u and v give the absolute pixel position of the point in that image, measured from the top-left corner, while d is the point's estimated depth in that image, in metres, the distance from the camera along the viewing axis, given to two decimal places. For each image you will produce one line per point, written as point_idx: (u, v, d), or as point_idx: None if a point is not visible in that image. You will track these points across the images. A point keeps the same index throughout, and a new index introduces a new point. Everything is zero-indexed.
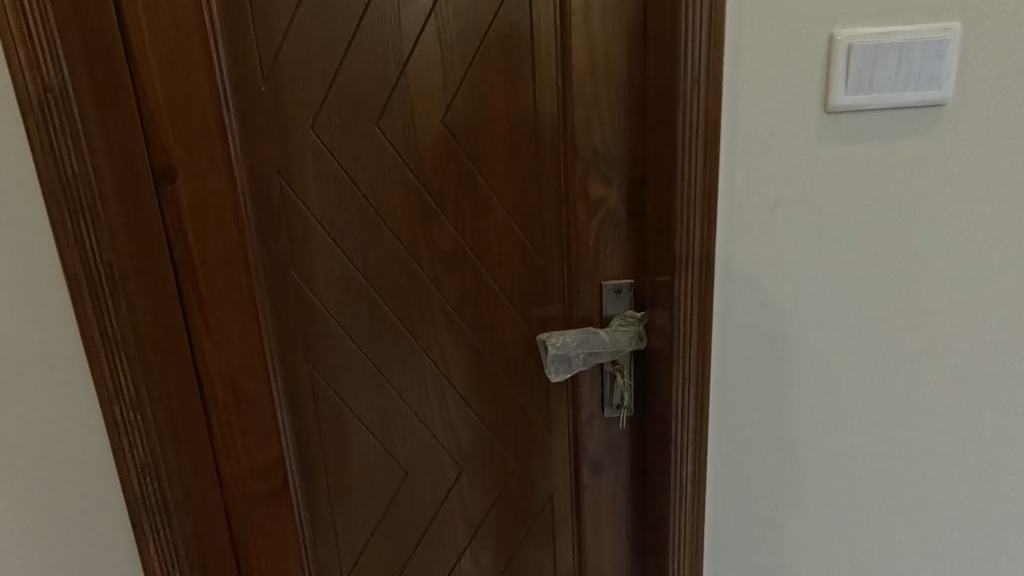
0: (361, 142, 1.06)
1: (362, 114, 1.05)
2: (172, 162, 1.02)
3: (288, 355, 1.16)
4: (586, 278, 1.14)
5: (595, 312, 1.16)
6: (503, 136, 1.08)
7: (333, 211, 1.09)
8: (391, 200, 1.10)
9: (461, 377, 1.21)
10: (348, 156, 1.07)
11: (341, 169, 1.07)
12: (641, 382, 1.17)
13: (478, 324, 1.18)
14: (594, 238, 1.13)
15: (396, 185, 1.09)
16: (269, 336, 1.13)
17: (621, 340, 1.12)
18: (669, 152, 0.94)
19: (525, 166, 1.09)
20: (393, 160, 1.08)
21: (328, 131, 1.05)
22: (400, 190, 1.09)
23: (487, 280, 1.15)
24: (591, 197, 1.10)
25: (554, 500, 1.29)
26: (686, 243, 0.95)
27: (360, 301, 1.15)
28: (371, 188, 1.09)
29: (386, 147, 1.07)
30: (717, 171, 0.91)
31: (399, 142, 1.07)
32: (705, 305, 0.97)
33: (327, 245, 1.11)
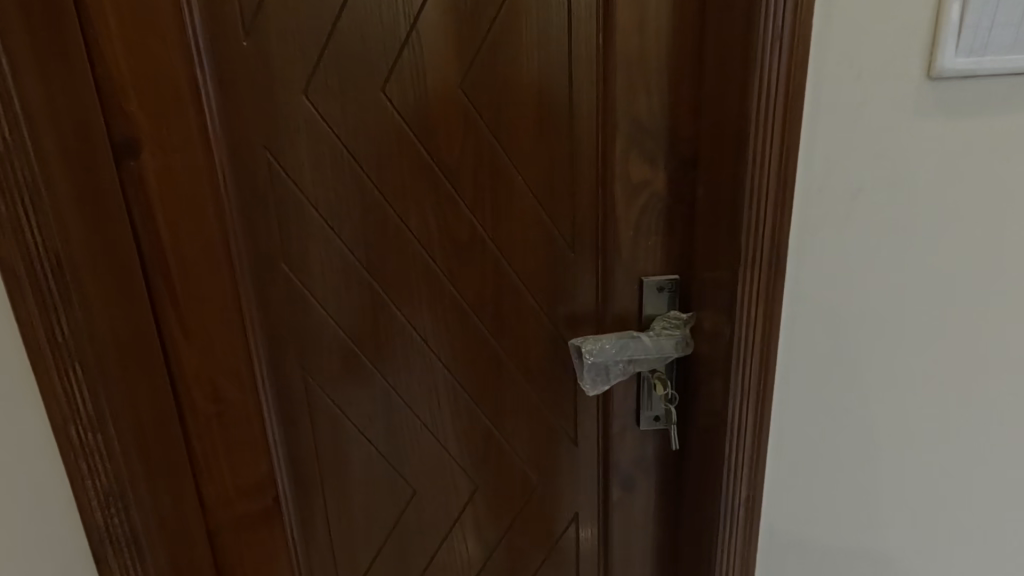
0: (363, 112, 0.89)
1: (364, 78, 0.88)
2: (136, 132, 0.85)
3: (278, 361, 1.00)
4: (624, 273, 0.99)
5: (632, 312, 1.02)
6: (531, 106, 0.92)
7: (330, 193, 0.93)
8: (398, 180, 0.93)
9: (477, 384, 1.06)
10: (348, 128, 0.90)
11: (339, 144, 0.91)
12: (685, 391, 1.03)
13: (497, 324, 1.03)
14: (635, 228, 0.97)
15: (404, 164, 0.93)
16: (256, 339, 0.97)
17: (667, 347, 0.98)
18: (735, 127, 0.79)
19: (556, 142, 0.93)
20: (400, 133, 0.91)
21: (323, 97, 0.88)
22: (408, 170, 0.93)
23: (508, 275, 1.00)
24: (633, 178, 0.94)
25: (579, 519, 1.16)
26: (754, 236, 0.80)
27: (362, 299, 0.99)
28: (376, 166, 0.92)
29: (394, 118, 0.90)
30: (796, 148, 0.77)
31: (407, 112, 0.90)
32: (770, 308, 0.83)
33: (323, 234, 0.95)
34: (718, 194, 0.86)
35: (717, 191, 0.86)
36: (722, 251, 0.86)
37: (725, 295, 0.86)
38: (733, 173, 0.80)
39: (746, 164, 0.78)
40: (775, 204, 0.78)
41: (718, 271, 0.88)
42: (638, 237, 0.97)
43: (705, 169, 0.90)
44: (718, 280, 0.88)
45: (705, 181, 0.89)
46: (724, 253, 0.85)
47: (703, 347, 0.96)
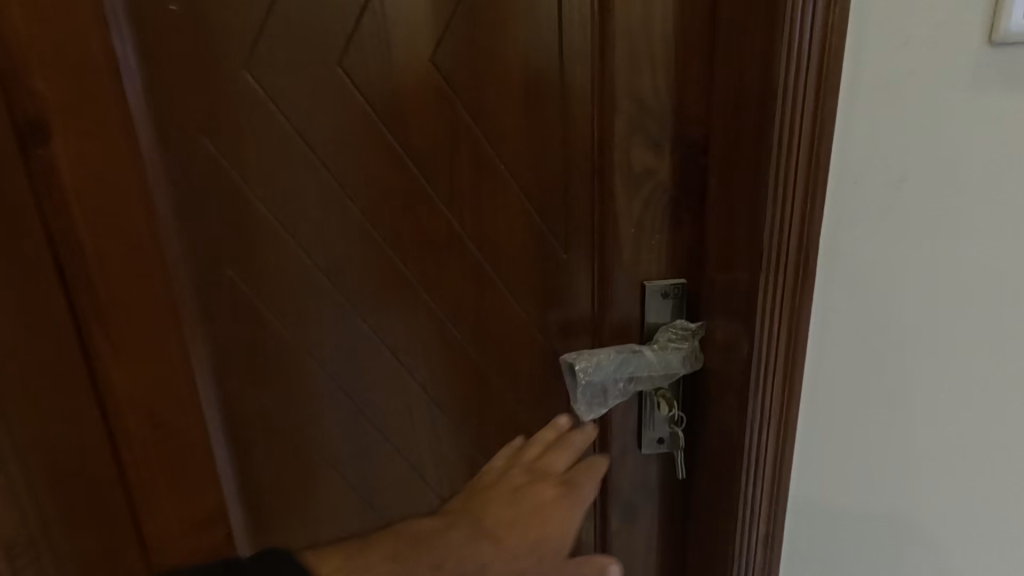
0: (318, 91, 0.76)
1: (318, 49, 0.74)
2: (44, 108, 0.70)
3: (224, 379, 0.88)
4: (624, 278, 0.87)
5: (633, 322, 0.89)
6: (516, 84, 0.79)
7: (281, 186, 0.79)
8: (361, 171, 0.80)
9: (458, 403, 0.94)
10: (300, 109, 0.77)
11: (290, 128, 0.77)
12: (694, 411, 0.91)
13: (480, 336, 0.90)
14: (637, 225, 0.84)
15: (368, 151, 0.79)
16: (200, 357, 0.85)
17: (672, 362, 0.85)
18: (757, 106, 0.66)
19: (545, 126, 0.81)
20: (362, 115, 0.78)
21: (270, 71, 0.75)
22: (373, 159, 0.80)
23: (492, 279, 0.87)
24: (635, 168, 0.81)
25: (575, 550, 1.04)
26: (779, 235, 0.67)
27: (321, 309, 0.86)
28: (335, 155, 0.79)
29: (355, 97, 0.77)
30: (831, 129, 0.64)
31: (370, 91, 0.77)
32: (794, 319, 0.72)
33: (273, 234, 0.81)
34: (732, 186, 0.73)
35: (732, 182, 0.73)
36: (738, 253, 0.74)
37: (743, 304, 0.74)
38: (754, 161, 0.68)
39: (770, 151, 0.65)
40: (803, 197, 0.66)
41: (734, 276, 0.75)
42: (640, 236, 0.85)
43: (716, 156, 0.77)
44: (734, 287, 0.76)
45: (716, 170, 0.77)
46: (742, 255, 0.73)
47: (715, 363, 0.84)
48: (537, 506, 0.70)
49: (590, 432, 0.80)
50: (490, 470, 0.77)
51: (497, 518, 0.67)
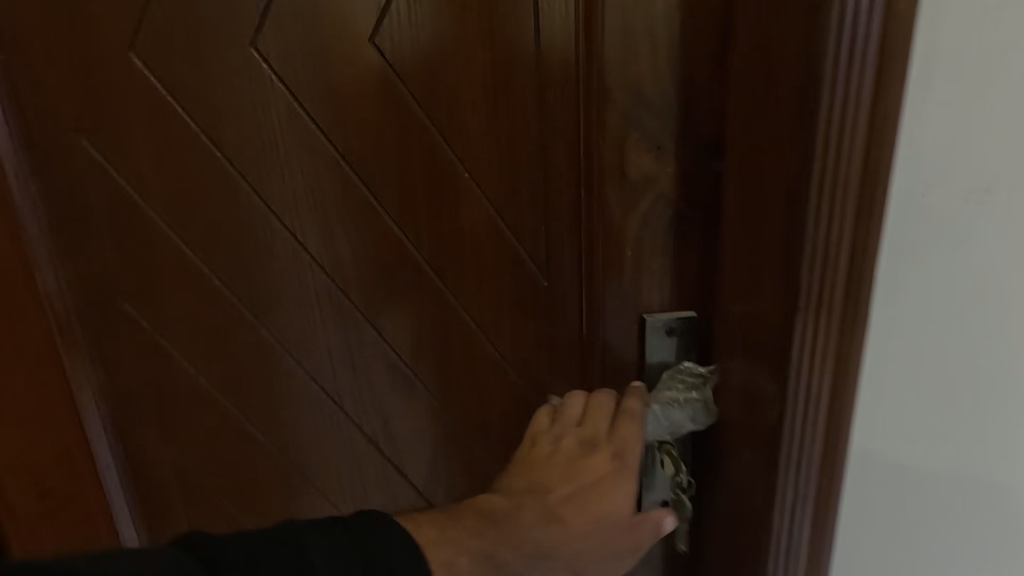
0: (226, 80, 0.60)
1: (226, 27, 0.58)
2: None
3: (129, 436, 0.71)
4: (618, 310, 0.70)
5: (629, 362, 0.73)
6: (479, 70, 0.62)
7: (187, 201, 0.63)
8: (288, 181, 0.64)
9: (417, 459, 0.77)
10: (206, 103, 0.60)
11: (195, 127, 0.61)
12: (703, 471, 0.74)
13: (443, 380, 0.74)
14: (633, 245, 0.68)
15: (294, 155, 0.63)
16: (94, 409, 0.69)
17: (680, 417, 0.69)
18: (793, 94, 0.50)
19: (517, 124, 0.64)
20: (285, 110, 0.61)
21: (167, 56, 0.59)
22: (302, 166, 0.63)
23: (456, 311, 0.71)
24: (631, 176, 0.65)
25: None
26: (822, 266, 0.51)
27: (243, 350, 0.70)
28: (255, 160, 0.63)
29: (276, 87, 0.61)
30: (898, 123, 0.47)
31: (293, 79, 0.61)
32: (840, 376, 0.54)
33: (182, 259, 0.65)
34: (755, 200, 0.57)
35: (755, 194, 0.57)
36: (763, 285, 0.57)
37: (774, 354, 0.57)
38: (787, 167, 0.51)
39: (812, 153, 0.49)
40: (855, 216, 0.49)
41: (760, 315, 0.58)
42: (637, 259, 0.68)
43: (728, 160, 0.60)
44: (756, 328, 0.59)
45: (732, 179, 0.60)
46: (768, 288, 0.56)
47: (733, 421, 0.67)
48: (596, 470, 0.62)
49: (646, 391, 0.68)
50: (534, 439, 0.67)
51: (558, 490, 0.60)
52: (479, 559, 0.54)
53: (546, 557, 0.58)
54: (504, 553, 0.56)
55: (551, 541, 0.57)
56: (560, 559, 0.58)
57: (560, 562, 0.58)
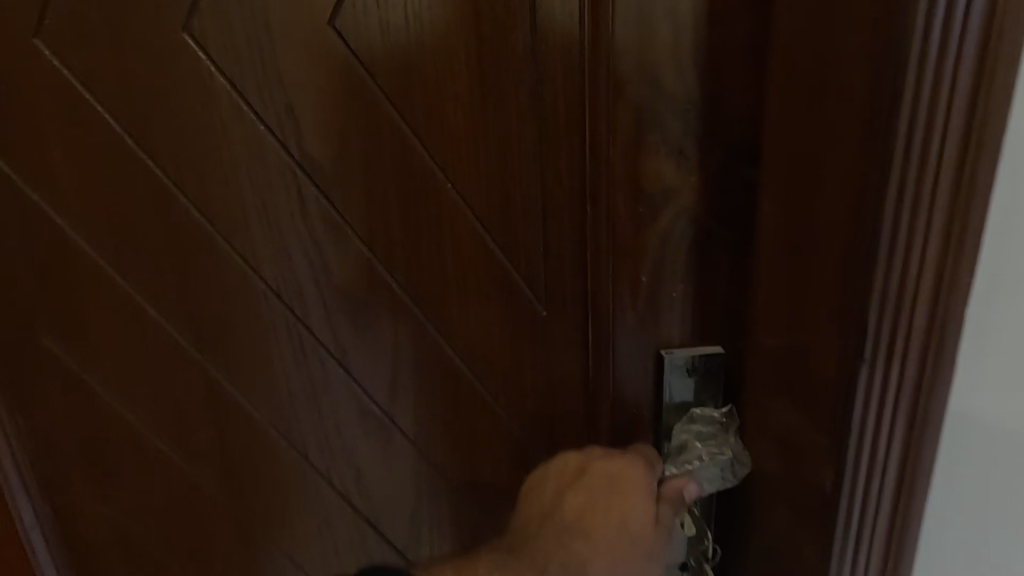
0: (155, 75, 0.50)
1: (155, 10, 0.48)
2: None
3: (57, 492, 0.61)
4: (628, 345, 0.59)
5: (641, 404, 0.62)
6: (462, 62, 0.52)
7: (115, 219, 0.53)
8: (236, 196, 0.53)
9: (394, 516, 0.66)
10: (133, 103, 0.50)
11: (122, 132, 0.51)
12: (731, 533, 0.63)
13: (423, 424, 0.63)
14: (648, 270, 0.57)
15: (241, 164, 0.53)
16: (14, 460, 0.59)
17: (702, 478, 0.58)
18: (860, 87, 0.39)
19: (509, 126, 0.54)
20: (229, 111, 0.51)
21: (83, 45, 0.49)
22: (251, 177, 0.53)
23: (437, 345, 0.60)
24: (645, 187, 0.54)
25: None
26: (896, 306, 0.40)
27: (188, 393, 0.59)
28: (196, 171, 0.52)
29: (216, 83, 0.50)
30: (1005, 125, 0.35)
31: (238, 73, 0.50)
32: (913, 445, 0.43)
33: (113, 288, 0.55)
34: (802, 219, 0.46)
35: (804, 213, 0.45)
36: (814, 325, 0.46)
37: (828, 411, 0.46)
38: (851, 180, 0.41)
39: (888, 163, 0.38)
40: (941, 244, 0.38)
41: (809, 362, 0.47)
42: (652, 285, 0.57)
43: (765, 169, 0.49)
44: (802, 376, 0.48)
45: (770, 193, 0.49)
46: (821, 330, 0.45)
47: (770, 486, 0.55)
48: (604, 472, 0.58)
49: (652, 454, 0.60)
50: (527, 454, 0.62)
51: (572, 508, 0.57)
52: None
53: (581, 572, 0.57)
54: None
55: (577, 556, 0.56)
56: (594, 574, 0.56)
57: None
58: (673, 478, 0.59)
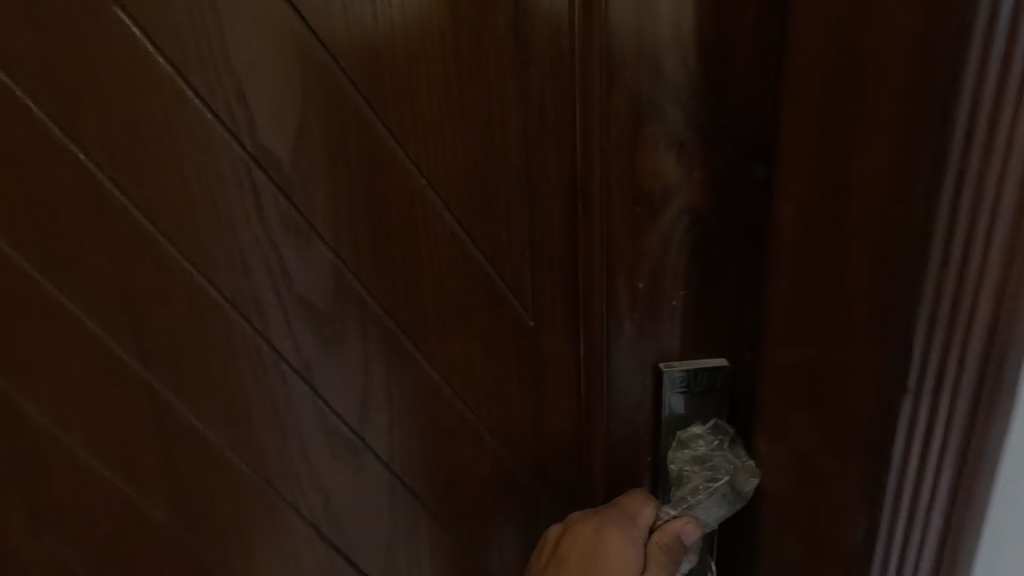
0: (88, 58, 0.44)
1: None
2: None
3: None
4: (624, 360, 0.54)
5: (637, 424, 0.57)
6: (439, 44, 0.46)
7: (46, 223, 0.47)
8: (182, 195, 0.47)
9: (367, 547, 0.61)
10: (63, 91, 0.44)
11: (51, 124, 0.45)
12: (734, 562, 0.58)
13: (398, 447, 0.58)
14: (645, 277, 0.51)
15: (188, 160, 0.47)
16: None
17: (703, 513, 0.53)
18: (904, 69, 0.33)
19: (492, 117, 0.48)
20: (172, 100, 0.45)
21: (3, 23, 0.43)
22: (200, 175, 0.47)
23: (413, 360, 0.55)
24: (642, 186, 0.48)
25: None
26: (947, 327, 0.34)
27: (135, 415, 0.53)
28: (138, 167, 0.46)
29: (159, 68, 0.44)
30: None
31: (182, 56, 0.44)
32: (963, 488, 0.37)
33: (46, 300, 0.49)
34: (828, 224, 0.40)
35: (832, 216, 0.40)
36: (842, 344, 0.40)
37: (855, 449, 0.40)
38: (891, 179, 0.35)
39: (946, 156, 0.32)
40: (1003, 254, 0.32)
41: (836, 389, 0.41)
42: (650, 295, 0.52)
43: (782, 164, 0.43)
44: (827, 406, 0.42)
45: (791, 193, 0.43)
46: (851, 353, 0.39)
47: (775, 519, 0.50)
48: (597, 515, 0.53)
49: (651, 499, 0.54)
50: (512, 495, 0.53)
51: None
52: None
53: None
54: None
55: None
56: None
57: None
58: (669, 522, 0.52)
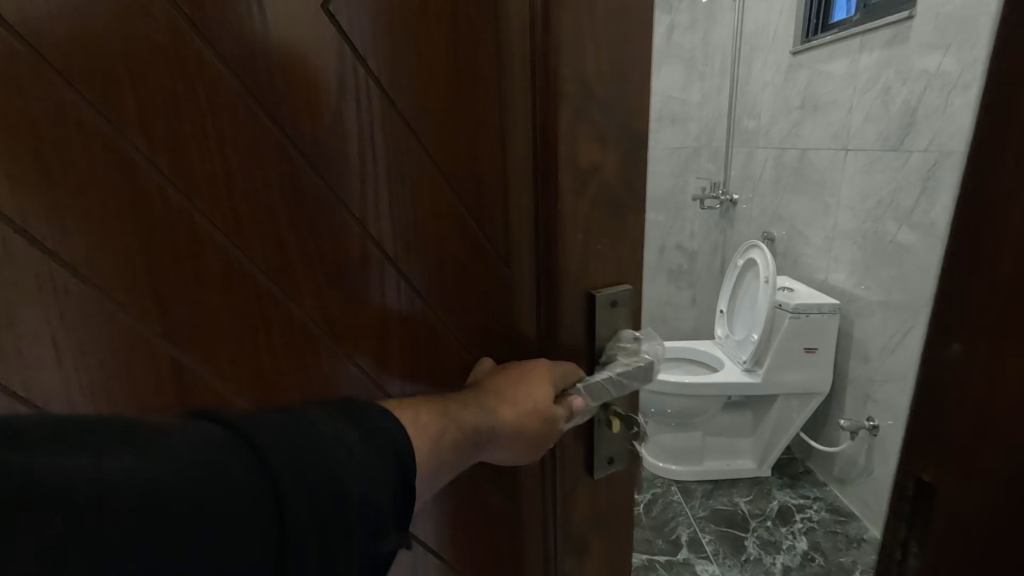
0: (162, 56, 0.56)
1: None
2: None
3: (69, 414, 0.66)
4: (572, 289, 0.76)
5: (582, 339, 0.79)
6: (443, 68, 0.66)
7: (83, 188, 0.58)
8: (234, 162, 0.61)
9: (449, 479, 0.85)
10: (131, 75, 0.55)
11: (125, 103, 0.56)
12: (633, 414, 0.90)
13: (406, 358, 0.78)
14: (585, 229, 0.73)
15: (243, 140, 0.61)
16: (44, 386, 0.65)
17: (591, 394, 0.77)
18: None
19: (478, 119, 0.70)
20: (216, 86, 0.58)
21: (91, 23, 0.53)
22: (251, 148, 0.61)
23: (417, 294, 0.75)
24: (581, 162, 0.70)
25: None
26: None
27: (159, 351, 0.66)
28: (183, 142, 0.59)
29: (206, 60, 0.57)
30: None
31: (239, 52, 0.58)
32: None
33: (85, 255, 0.60)
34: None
35: None
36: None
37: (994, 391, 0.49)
38: None
39: None
40: None
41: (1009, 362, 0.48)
42: (589, 243, 0.74)
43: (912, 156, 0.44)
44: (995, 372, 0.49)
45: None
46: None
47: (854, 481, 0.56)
48: (511, 382, 0.74)
49: (575, 388, 0.76)
50: (438, 404, 0.68)
51: (491, 389, 0.74)
52: (435, 411, 0.66)
53: (493, 428, 0.72)
54: (456, 410, 0.69)
55: (492, 412, 0.72)
56: (501, 427, 0.72)
57: (503, 429, 0.72)
58: (572, 397, 0.76)
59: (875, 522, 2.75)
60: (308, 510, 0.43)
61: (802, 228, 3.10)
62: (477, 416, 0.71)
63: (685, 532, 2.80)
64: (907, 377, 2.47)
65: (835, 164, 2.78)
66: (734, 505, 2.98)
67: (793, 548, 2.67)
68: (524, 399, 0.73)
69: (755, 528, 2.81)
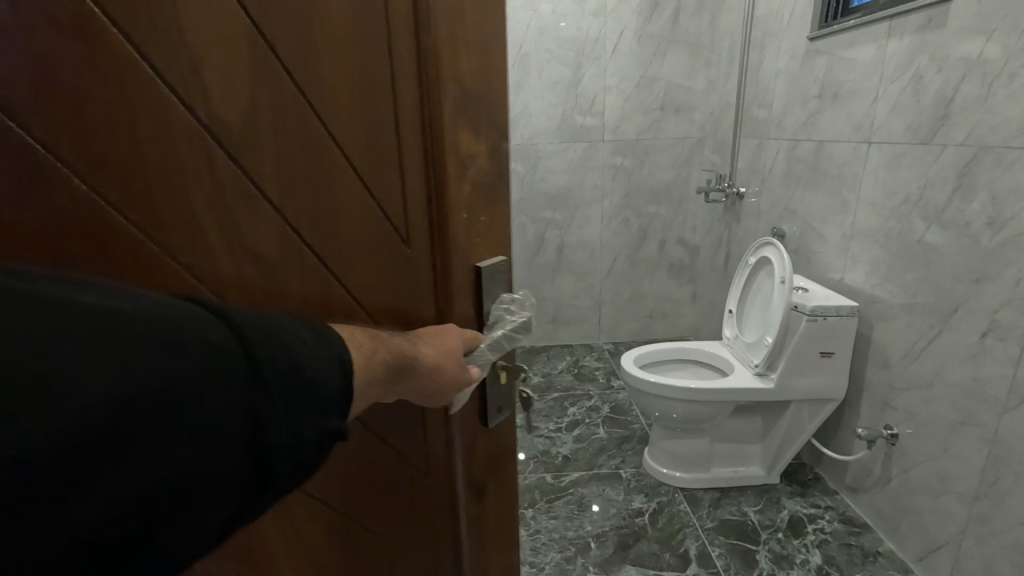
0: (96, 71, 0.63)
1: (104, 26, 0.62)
2: None
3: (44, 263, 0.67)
4: (459, 261, 0.90)
5: (471, 307, 0.94)
6: (344, 79, 0.78)
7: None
8: (162, 159, 0.70)
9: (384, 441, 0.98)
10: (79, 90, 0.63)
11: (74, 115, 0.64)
12: (518, 377, 1.08)
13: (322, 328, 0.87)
14: (468, 210, 0.89)
15: (170, 141, 0.69)
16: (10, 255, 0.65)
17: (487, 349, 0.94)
18: None
19: (377, 121, 0.82)
20: (149, 91, 0.66)
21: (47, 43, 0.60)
22: (181, 147, 0.70)
23: (331, 274, 0.85)
24: (460, 150, 0.85)
25: (437, 541, 1.07)
26: None
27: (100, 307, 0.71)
28: (118, 137, 0.66)
29: (140, 73, 0.65)
30: None
31: (164, 68, 0.66)
32: None
33: None
34: None
35: None
36: None
37: None
38: None
39: None
40: None
41: None
42: (473, 220, 0.90)
43: None
44: None
45: None
46: None
47: None
48: (433, 331, 0.89)
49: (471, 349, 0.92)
50: (374, 331, 0.82)
51: (416, 333, 0.88)
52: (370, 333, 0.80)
53: (412, 364, 0.82)
54: (387, 337, 0.81)
55: (416, 348, 0.84)
56: (422, 363, 0.83)
57: (425, 364, 0.84)
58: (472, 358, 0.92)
59: (889, 532, 2.66)
60: (273, 373, 0.63)
61: (815, 224, 3.01)
62: (402, 339, 0.83)
63: (694, 544, 2.72)
64: (928, 383, 2.36)
65: (854, 158, 2.68)
66: (745, 517, 2.92)
67: (807, 562, 2.59)
68: (441, 343, 0.87)
69: (765, 540, 2.74)
